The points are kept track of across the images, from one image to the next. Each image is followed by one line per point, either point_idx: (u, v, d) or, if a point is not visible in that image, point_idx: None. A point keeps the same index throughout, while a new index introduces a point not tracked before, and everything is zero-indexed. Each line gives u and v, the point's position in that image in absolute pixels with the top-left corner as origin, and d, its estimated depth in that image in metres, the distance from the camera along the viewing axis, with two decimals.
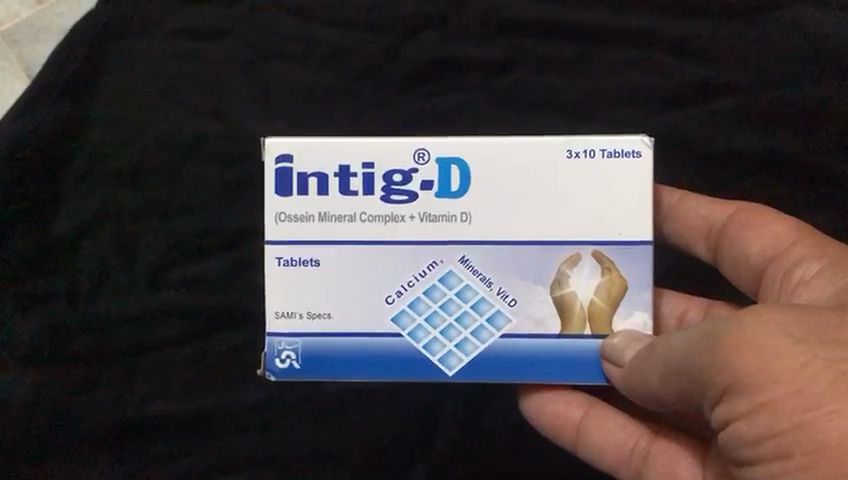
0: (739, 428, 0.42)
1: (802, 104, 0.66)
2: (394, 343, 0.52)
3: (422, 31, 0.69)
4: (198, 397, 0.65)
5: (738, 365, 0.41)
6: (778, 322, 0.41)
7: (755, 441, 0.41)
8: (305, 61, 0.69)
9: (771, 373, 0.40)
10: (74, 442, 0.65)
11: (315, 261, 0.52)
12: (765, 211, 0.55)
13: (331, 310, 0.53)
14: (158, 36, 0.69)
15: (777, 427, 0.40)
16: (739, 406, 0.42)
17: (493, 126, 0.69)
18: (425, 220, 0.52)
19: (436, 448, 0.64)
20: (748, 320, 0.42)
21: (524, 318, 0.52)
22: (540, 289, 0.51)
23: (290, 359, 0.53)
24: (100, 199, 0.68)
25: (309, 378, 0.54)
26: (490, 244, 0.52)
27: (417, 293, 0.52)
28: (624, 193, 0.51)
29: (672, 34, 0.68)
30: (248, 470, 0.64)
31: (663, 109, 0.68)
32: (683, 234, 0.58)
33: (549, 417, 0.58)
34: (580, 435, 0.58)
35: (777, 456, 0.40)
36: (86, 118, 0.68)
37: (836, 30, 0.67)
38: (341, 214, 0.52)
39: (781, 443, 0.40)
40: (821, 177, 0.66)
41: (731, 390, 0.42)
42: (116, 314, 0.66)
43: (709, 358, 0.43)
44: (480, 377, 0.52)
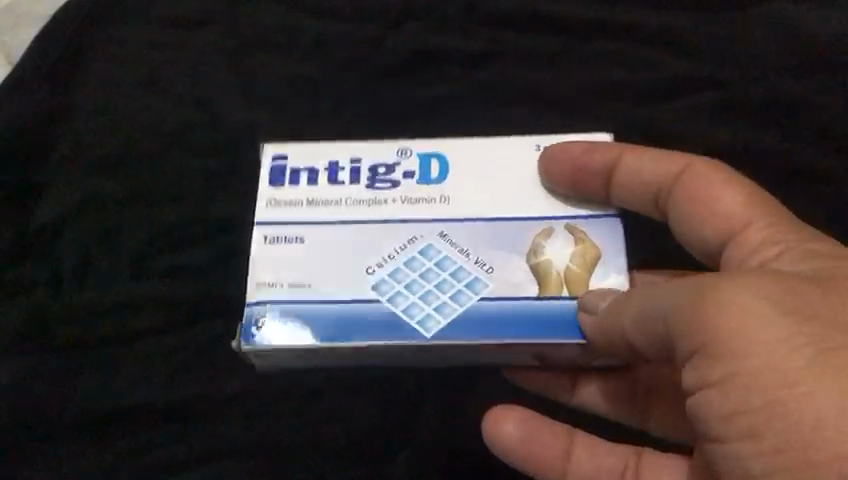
0: (708, 397, 0.43)
1: (780, 93, 0.67)
2: (371, 308, 0.53)
3: (405, 21, 0.71)
4: (182, 386, 0.64)
5: (713, 326, 0.42)
6: (750, 288, 0.42)
7: (728, 416, 0.42)
8: (289, 51, 0.71)
9: (746, 340, 0.41)
10: (51, 433, 0.62)
11: (300, 238, 0.56)
12: (715, 180, 0.54)
13: (312, 280, 0.54)
14: (150, 31, 0.72)
15: (748, 403, 0.41)
16: (710, 374, 0.43)
17: (479, 113, 0.68)
18: (407, 203, 0.57)
19: (420, 439, 0.63)
20: (721, 284, 0.43)
21: (501, 283, 0.54)
22: (517, 257, 0.55)
23: (266, 324, 0.53)
24: (83, 188, 0.67)
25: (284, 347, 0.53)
26: (469, 221, 0.56)
27: (397, 264, 0.55)
28: (556, 174, 0.57)
29: (646, 27, 0.70)
30: (232, 459, 0.62)
31: (646, 98, 0.68)
32: (632, 200, 0.58)
33: (536, 457, 0.60)
34: (568, 467, 0.61)
35: (749, 434, 0.42)
36: (72, 107, 0.69)
37: (801, 25, 0.70)
38: (327, 200, 0.57)
39: (754, 421, 0.41)
40: (812, 164, 0.64)
41: (704, 355, 0.43)
42: (99, 300, 0.65)
43: (681, 314, 0.44)
44: (458, 336, 0.52)
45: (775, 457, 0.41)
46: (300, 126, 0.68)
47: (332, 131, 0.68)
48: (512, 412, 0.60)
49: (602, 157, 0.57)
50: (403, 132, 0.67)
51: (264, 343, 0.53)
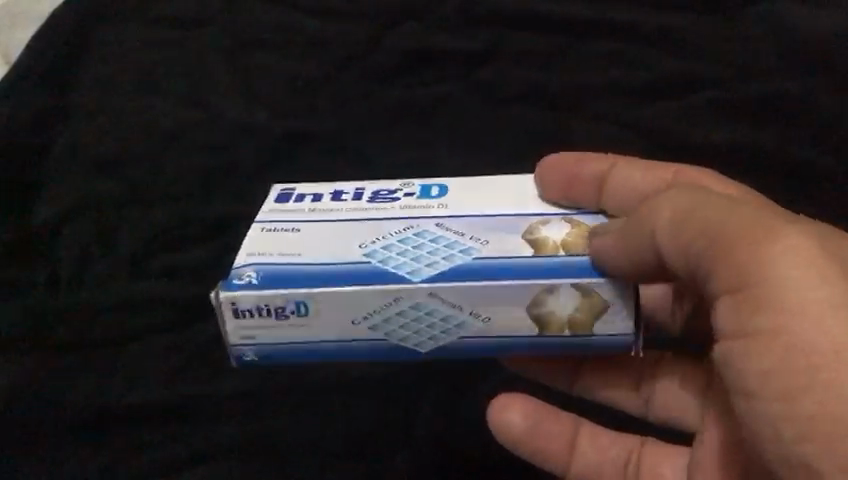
0: (745, 348, 0.44)
1: (776, 94, 0.68)
2: (361, 266, 0.49)
3: (405, 20, 0.70)
4: (184, 384, 0.65)
5: (763, 277, 0.43)
6: (805, 244, 0.43)
7: (763, 372, 0.43)
8: (287, 49, 0.69)
9: (798, 290, 0.42)
10: (58, 428, 0.64)
11: (295, 229, 0.52)
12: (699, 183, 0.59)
13: (301, 250, 0.51)
14: (144, 27, 0.70)
15: (789, 361, 0.42)
16: (753, 321, 0.43)
17: (477, 114, 0.69)
18: (406, 209, 0.53)
19: (417, 438, 0.65)
20: (776, 232, 0.44)
21: (498, 250, 0.50)
22: (514, 235, 0.51)
23: (250, 277, 0.49)
24: (81, 188, 0.67)
25: (263, 301, 0.49)
26: (468, 217, 0.52)
27: (392, 240, 0.51)
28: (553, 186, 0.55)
29: (649, 25, 0.70)
30: (236, 454, 0.64)
31: (642, 98, 0.69)
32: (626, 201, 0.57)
33: (540, 448, 0.60)
34: (573, 457, 0.61)
35: (782, 397, 0.42)
36: (70, 106, 0.68)
37: (805, 23, 0.69)
38: (328, 208, 0.54)
39: (790, 384, 0.42)
40: (795, 164, 0.67)
41: (745, 300, 0.44)
42: (99, 300, 0.65)
43: (723, 244, 0.44)
44: (451, 292, 0.48)
45: (806, 424, 0.42)
46: (301, 126, 0.68)
47: (334, 132, 0.68)
48: (517, 401, 0.61)
49: (592, 168, 0.58)
50: (402, 130, 0.69)
51: (245, 304, 0.49)
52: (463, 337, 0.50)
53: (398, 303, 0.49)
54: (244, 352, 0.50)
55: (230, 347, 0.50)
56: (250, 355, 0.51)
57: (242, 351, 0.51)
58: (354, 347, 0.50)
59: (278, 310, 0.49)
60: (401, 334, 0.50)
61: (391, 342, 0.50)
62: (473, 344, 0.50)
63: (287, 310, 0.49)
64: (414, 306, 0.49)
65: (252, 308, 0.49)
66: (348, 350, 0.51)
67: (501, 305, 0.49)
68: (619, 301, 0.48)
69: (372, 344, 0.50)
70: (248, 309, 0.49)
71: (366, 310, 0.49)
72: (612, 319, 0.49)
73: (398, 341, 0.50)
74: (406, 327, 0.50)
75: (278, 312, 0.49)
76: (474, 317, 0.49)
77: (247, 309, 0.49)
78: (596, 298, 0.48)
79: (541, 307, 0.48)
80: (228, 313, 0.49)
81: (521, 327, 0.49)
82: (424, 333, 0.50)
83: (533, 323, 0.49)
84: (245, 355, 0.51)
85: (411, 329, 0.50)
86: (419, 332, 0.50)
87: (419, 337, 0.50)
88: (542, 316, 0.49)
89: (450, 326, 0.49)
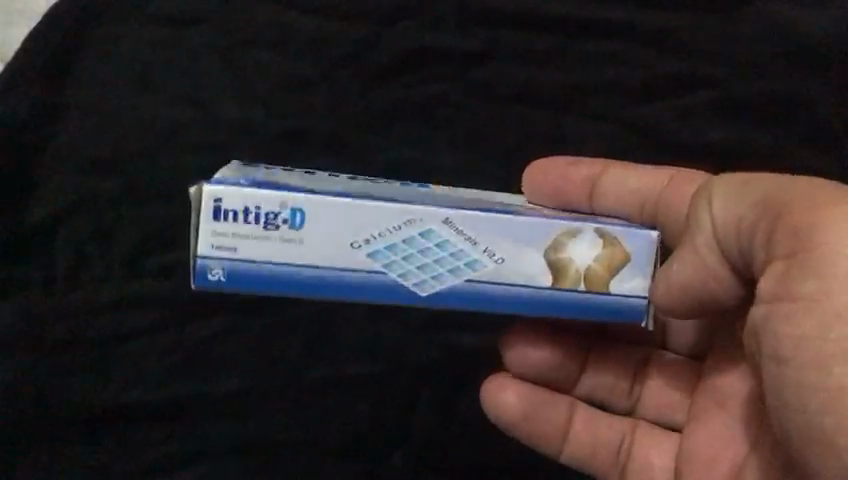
0: (786, 315, 0.43)
1: (766, 94, 0.69)
2: (368, 194, 0.47)
3: (402, 18, 0.69)
4: (180, 383, 0.65)
5: (814, 241, 0.42)
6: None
7: (798, 339, 0.42)
8: (282, 47, 0.69)
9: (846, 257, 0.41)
10: (55, 426, 0.64)
11: (276, 175, 0.50)
12: (692, 179, 0.61)
13: (293, 181, 0.48)
14: (135, 22, 0.68)
15: (830, 331, 0.41)
16: (802, 287, 0.42)
17: (474, 114, 0.70)
18: (390, 185, 0.54)
19: (415, 436, 0.66)
20: (831, 198, 0.43)
21: (505, 206, 0.50)
22: (513, 205, 0.51)
23: (239, 181, 0.46)
24: (76, 187, 0.66)
25: (252, 200, 0.45)
26: (455, 194, 0.53)
27: (388, 190, 0.50)
28: (539, 196, 0.61)
29: (645, 25, 0.70)
30: (233, 452, 0.65)
31: (636, 97, 0.70)
32: (623, 203, 0.60)
33: (535, 426, 0.62)
34: (567, 436, 0.63)
35: (815, 367, 0.41)
36: (62, 103, 0.67)
37: (799, 24, 0.70)
38: (310, 175, 0.53)
39: (827, 353, 0.41)
40: (781, 163, 0.69)
41: (793, 265, 0.43)
42: (96, 299, 0.65)
43: (778, 207, 0.44)
44: (469, 222, 0.46)
45: (835, 395, 0.41)
46: (300, 125, 0.68)
47: (332, 131, 0.69)
48: (512, 382, 0.62)
49: (587, 169, 0.61)
50: (400, 130, 0.69)
51: (230, 205, 0.45)
52: (470, 279, 0.47)
53: (407, 228, 0.46)
54: (213, 262, 0.45)
55: (199, 257, 0.45)
56: (216, 272, 0.45)
57: (210, 264, 0.45)
58: (343, 277, 0.46)
59: (266, 218, 0.45)
60: (402, 268, 0.46)
61: (389, 278, 0.46)
62: (477, 293, 0.47)
63: (279, 219, 0.45)
64: (425, 234, 0.46)
65: (237, 210, 0.45)
66: (334, 283, 0.46)
67: (519, 247, 0.47)
68: (639, 256, 0.48)
69: (366, 277, 0.46)
70: (232, 212, 0.45)
71: (372, 231, 0.46)
72: (629, 275, 0.47)
73: (397, 276, 0.46)
74: (409, 260, 0.46)
75: (267, 221, 0.45)
76: (488, 256, 0.46)
77: (231, 212, 0.45)
78: (617, 248, 0.47)
79: (560, 253, 0.47)
80: (206, 211, 0.44)
81: (535, 274, 0.47)
82: (428, 269, 0.46)
83: (548, 274, 0.47)
84: (211, 270, 0.45)
85: (415, 262, 0.46)
86: (422, 267, 0.46)
87: (421, 272, 0.46)
88: (559, 264, 0.47)
89: (460, 264, 0.46)
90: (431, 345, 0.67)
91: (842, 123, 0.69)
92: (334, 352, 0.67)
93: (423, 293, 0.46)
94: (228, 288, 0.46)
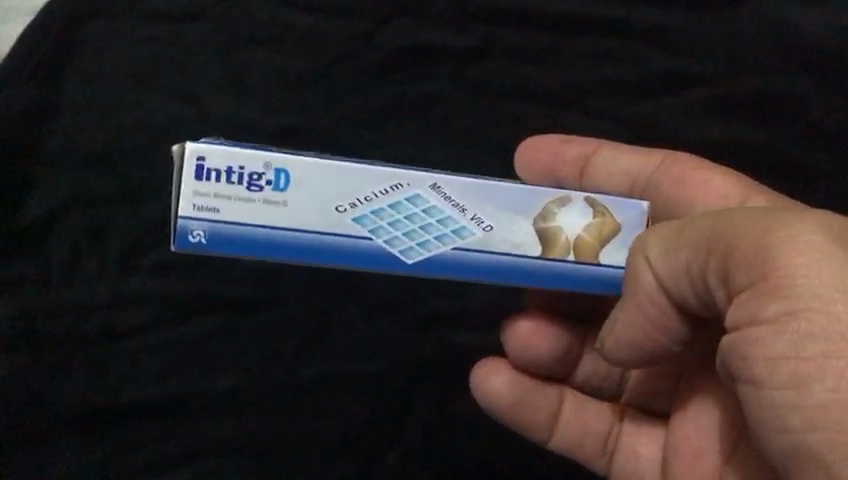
0: (755, 338, 0.42)
1: (763, 92, 0.69)
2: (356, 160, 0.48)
3: (397, 15, 0.69)
4: (176, 381, 0.65)
5: (773, 267, 0.41)
6: (817, 232, 0.41)
7: (773, 357, 0.41)
8: (277, 45, 0.69)
9: (812, 282, 0.40)
10: (50, 425, 0.64)
11: (259, 147, 0.51)
12: (697, 165, 0.59)
13: (277, 148, 0.49)
14: (130, 19, 0.68)
15: (804, 349, 0.40)
16: (768, 309, 0.41)
17: (470, 112, 0.69)
18: (373, 162, 0.54)
19: (409, 434, 0.66)
20: (787, 222, 0.42)
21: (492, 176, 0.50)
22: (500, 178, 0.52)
23: (224, 143, 0.46)
24: (69, 185, 0.66)
25: (236, 159, 0.45)
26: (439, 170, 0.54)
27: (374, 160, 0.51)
28: (532, 172, 0.61)
29: (640, 24, 0.70)
30: (228, 450, 0.65)
31: (632, 95, 0.70)
32: (611, 184, 0.60)
33: (523, 414, 0.62)
34: (555, 424, 0.63)
35: (793, 385, 0.40)
36: (56, 101, 0.67)
37: (794, 22, 0.70)
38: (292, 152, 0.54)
39: (805, 369, 0.40)
40: (777, 161, 0.69)
41: (761, 291, 0.42)
42: (91, 297, 0.65)
43: (731, 238, 0.43)
44: (456, 188, 0.47)
45: (817, 412, 0.40)
46: (296, 122, 0.68)
47: (327, 128, 0.68)
48: (505, 368, 0.63)
49: (578, 147, 0.62)
50: (395, 127, 0.69)
51: (213, 165, 0.45)
52: (456, 246, 0.47)
53: (393, 194, 0.46)
54: (195, 222, 0.45)
55: (180, 217, 0.45)
56: (197, 233, 0.45)
57: (191, 225, 0.45)
58: (328, 242, 0.46)
59: (250, 179, 0.45)
60: (388, 234, 0.46)
61: (374, 244, 0.46)
62: (464, 260, 0.47)
63: (263, 180, 0.45)
64: (412, 200, 0.47)
65: (221, 170, 0.45)
66: (319, 248, 0.46)
67: (508, 215, 0.47)
68: (628, 228, 0.49)
69: (351, 242, 0.46)
70: (216, 172, 0.45)
71: (358, 195, 0.46)
72: (617, 247, 0.49)
73: (383, 242, 0.46)
74: (395, 226, 0.46)
75: (251, 183, 0.45)
76: (475, 223, 0.47)
77: (214, 172, 0.45)
78: (607, 219, 0.48)
79: (549, 223, 0.48)
80: (189, 169, 0.44)
81: (525, 242, 0.47)
82: (414, 235, 0.47)
83: (538, 243, 0.48)
84: (192, 231, 0.45)
85: (401, 228, 0.46)
86: (408, 233, 0.47)
87: (408, 239, 0.47)
88: (549, 234, 0.48)
89: (446, 230, 0.47)
90: (428, 341, 0.67)
91: (840, 120, 0.69)
92: (329, 349, 0.66)
93: (407, 260, 0.47)
94: (208, 250, 0.45)
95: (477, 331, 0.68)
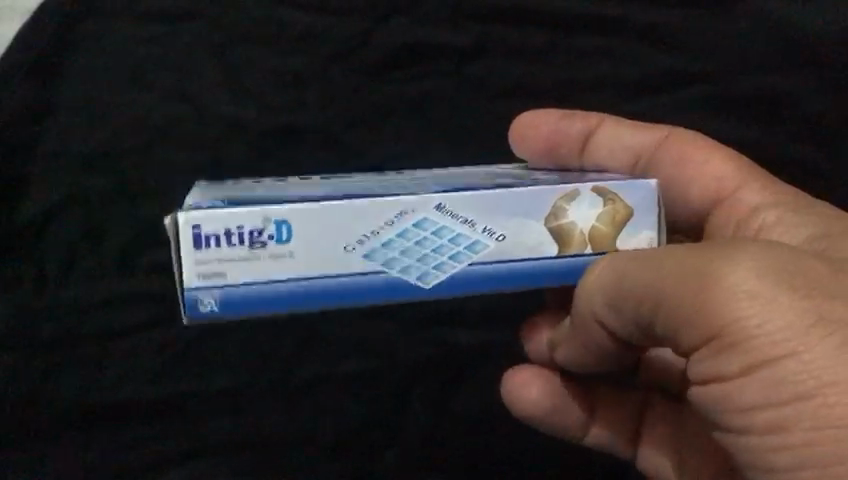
0: (726, 390, 0.42)
1: (758, 91, 0.70)
2: (351, 191, 0.44)
3: (394, 14, 0.69)
4: (173, 380, 0.65)
5: (725, 326, 0.40)
6: (755, 274, 0.40)
7: (746, 409, 0.41)
8: (274, 43, 0.68)
9: (767, 334, 0.40)
10: (46, 425, 0.63)
11: (248, 192, 0.47)
12: (700, 143, 0.58)
13: (271, 193, 0.45)
14: (125, 17, 0.67)
15: (775, 392, 0.40)
16: (731, 366, 0.41)
17: (467, 110, 0.70)
18: (362, 179, 0.51)
19: (406, 432, 0.66)
20: (721, 272, 0.40)
21: (488, 178, 0.47)
22: (494, 177, 0.48)
23: (215, 204, 0.42)
24: (66, 183, 0.66)
25: (233, 219, 0.41)
26: (429, 177, 0.50)
27: (364, 185, 0.47)
28: (531, 151, 0.59)
29: (637, 21, 0.70)
30: (226, 449, 0.64)
31: (629, 93, 0.70)
32: (614, 159, 0.59)
33: (569, 405, 0.60)
34: (594, 412, 0.62)
35: (774, 428, 0.41)
36: (52, 100, 0.66)
37: (791, 20, 0.70)
38: (278, 184, 0.50)
39: (781, 416, 0.40)
40: (772, 158, 0.70)
41: (719, 347, 0.41)
42: (88, 296, 0.65)
43: (673, 297, 0.42)
44: (461, 205, 0.43)
45: (802, 450, 0.40)
46: (293, 121, 0.68)
47: (324, 126, 0.69)
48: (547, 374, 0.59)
49: (581, 124, 0.59)
50: (392, 125, 0.69)
51: (210, 229, 0.41)
52: (472, 263, 0.44)
53: (397, 221, 0.43)
54: (202, 294, 0.41)
55: (186, 290, 0.41)
56: (207, 301, 0.42)
57: (200, 296, 0.42)
58: (344, 282, 0.43)
59: (251, 236, 0.41)
60: (401, 263, 0.43)
61: (389, 275, 0.43)
62: (481, 275, 0.44)
63: (265, 235, 0.41)
64: (419, 225, 0.43)
65: (219, 233, 0.41)
66: (336, 288, 0.43)
67: (520, 222, 0.44)
68: (640, 209, 0.45)
69: (366, 278, 0.43)
70: (214, 236, 0.41)
71: (363, 229, 0.42)
72: (634, 232, 0.45)
73: (397, 273, 0.43)
74: (407, 253, 0.43)
75: (252, 239, 0.41)
76: (487, 235, 0.44)
77: (212, 237, 0.41)
78: (618, 204, 0.45)
79: (560, 219, 0.44)
80: (186, 241, 0.41)
81: (539, 247, 0.45)
82: (427, 260, 0.44)
83: (554, 241, 0.45)
84: (202, 300, 0.41)
85: (414, 254, 0.43)
86: (422, 258, 0.44)
87: (421, 265, 0.43)
88: (563, 231, 0.45)
89: (459, 249, 0.44)
90: (427, 341, 0.67)
91: (834, 118, 0.70)
92: (327, 348, 0.66)
93: (426, 285, 0.44)
94: (223, 317, 0.42)
95: (475, 330, 0.67)
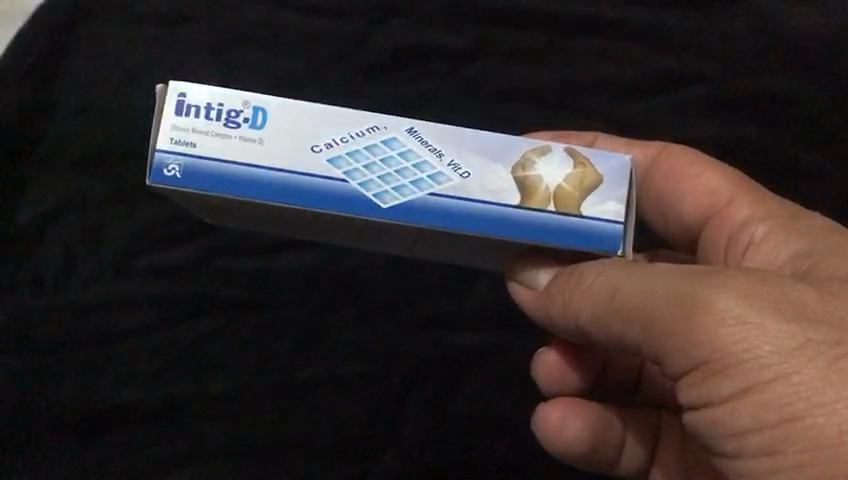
0: (717, 414, 0.43)
1: (758, 92, 0.69)
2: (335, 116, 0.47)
3: (391, 18, 0.70)
4: (170, 385, 0.65)
5: (715, 351, 0.41)
6: (742, 300, 0.41)
7: (737, 434, 0.42)
8: (272, 48, 0.69)
9: (757, 359, 0.40)
10: (41, 431, 0.63)
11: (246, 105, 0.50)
12: (694, 159, 0.57)
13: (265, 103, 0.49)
14: (127, 24, 0.69)
15: (765, 416, 0.40)
16: (721, 390, 0.41)
17: (468, 111, 0.68)
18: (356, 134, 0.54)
19: (406, 437, 0.65)
20: (712, 298, 0.41)
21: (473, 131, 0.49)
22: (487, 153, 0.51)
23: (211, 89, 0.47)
24: (64, 189, 0.66)
25: (218, 94, 0.45)
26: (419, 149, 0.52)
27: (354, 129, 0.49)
28: None
29: (632, 26, 0.71)
30: (223, 456, 0.64)
31: (630, 96, 0.69)
32: None
33: (601, 433, 0.58)
34: (624, 437, 0.60)
35: (764, 452, 0.41)
36: (51, 105, 0.67)
37: (780, 23, 0.71)
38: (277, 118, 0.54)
39: (770, 439, 0.41)
40: (780, 159, 0.68)
41: (710, 372, 0.42)
42: (85, 301, 0.65)
43: (664, 320, 0.42)
44: (431, 135, 0.45)
45: (793, 472, 0.41)
46: None
47: None
48: (578, 409, 0.58)
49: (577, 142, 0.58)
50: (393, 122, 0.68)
51: (194, 101, 0.44)
52: (433, 193, 0.44)
53: (365, 138, 0.45)
54: (170, 157, 0.44)
55: (157, 151, 0.44)
56: (173, 168, 0.44)
57: (167, 161, 0.44)
58: (304, 183, 0.44)
59: (228, 115, 0.44)
60: (363, 177, 0.44)
61: (349, 187, 0.44)
62: (445, 211, 0.44)
63: (241, 118, 0.44)
64: (387, 143, 0.45)
65: (200, 106, 0.44)
66: (295, 187, 0.44)
67: (486, 161, 0.45)
68: (611, 179, 0.45)
69: (325, 182, 0.44)
70: (195, 108, 0.44)
71: (333, 136, 0.44)
72: (600, 199, 0.44)
73: (358, 186, 0.44)
74: (370, 169, 0.44)
75: (229, 119, 0.44)
76: (452, 169, 0.44)
77: (194, 108, 0.44)
78: (588, 169, 0.45)
79: (527, 172, 0.45)
80: (170, 104, 0.44)
81: (502, 191, 0.44)
82: (390, 180, 0.44)
83: (516, 190, 0.44)
84: (168, 165, 0.44)
85: (377, 172, 0.44)
86: (385, 178, 0.44)
87: (381, 183, 0.44)
88: (527, 182, 0.45)
89: (423, 176, 0.44)
90: (426, 345, 0.67)
91: (836, 118, 0.69)
92: (327, 351, 0.66)
93: (383, 204, 0.44)
94: (184, 185, 0.44)
95: (474, 332, 0.67)
